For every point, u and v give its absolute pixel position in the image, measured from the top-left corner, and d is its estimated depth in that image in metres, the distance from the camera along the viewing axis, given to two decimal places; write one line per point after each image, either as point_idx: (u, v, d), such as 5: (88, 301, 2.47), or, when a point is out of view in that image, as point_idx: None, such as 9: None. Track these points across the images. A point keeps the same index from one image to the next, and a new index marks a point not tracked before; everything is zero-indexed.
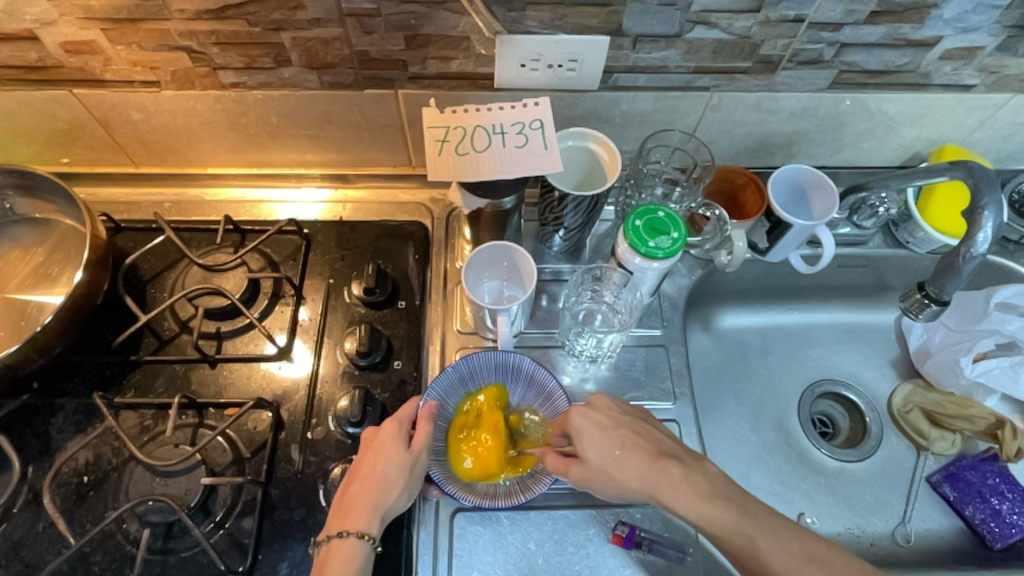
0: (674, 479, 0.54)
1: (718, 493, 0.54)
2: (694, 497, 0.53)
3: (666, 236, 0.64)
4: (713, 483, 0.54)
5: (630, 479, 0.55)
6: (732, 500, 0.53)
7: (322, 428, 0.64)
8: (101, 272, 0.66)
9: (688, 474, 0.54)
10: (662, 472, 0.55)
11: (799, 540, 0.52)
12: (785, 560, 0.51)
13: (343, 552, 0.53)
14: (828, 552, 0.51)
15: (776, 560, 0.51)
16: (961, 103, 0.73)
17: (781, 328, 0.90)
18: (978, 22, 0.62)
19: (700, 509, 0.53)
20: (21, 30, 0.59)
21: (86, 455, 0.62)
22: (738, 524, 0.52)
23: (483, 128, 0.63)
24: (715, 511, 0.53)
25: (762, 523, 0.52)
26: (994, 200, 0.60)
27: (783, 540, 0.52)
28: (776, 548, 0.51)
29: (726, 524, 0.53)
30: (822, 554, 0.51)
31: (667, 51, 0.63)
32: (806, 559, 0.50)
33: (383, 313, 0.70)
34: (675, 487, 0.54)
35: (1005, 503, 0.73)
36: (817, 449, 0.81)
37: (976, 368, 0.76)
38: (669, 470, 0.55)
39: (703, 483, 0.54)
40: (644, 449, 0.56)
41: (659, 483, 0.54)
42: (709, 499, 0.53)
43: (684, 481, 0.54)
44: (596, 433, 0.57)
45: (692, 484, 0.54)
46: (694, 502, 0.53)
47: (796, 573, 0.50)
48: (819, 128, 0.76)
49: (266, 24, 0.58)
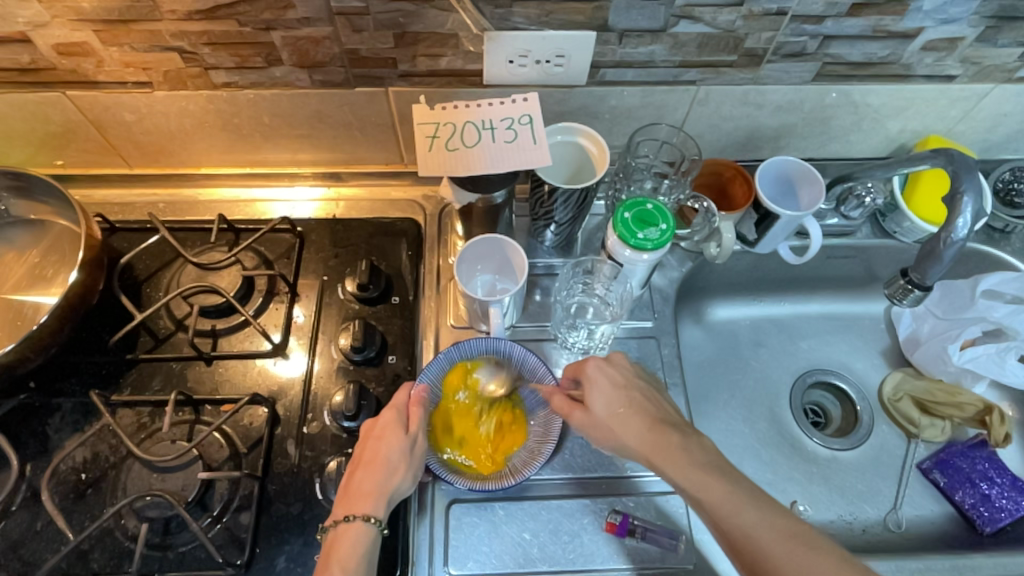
0: (671, 442, 0.56)
1: (709, 463, 0.54)
2: (686, 463, 0.54)
3: (654, 228, 0.64)
4: (707, 454, 0.55)
5: (631, 434, 0.58)
6: (722, 473, 0.53)
7: (317, 423, 0.64)
8: (96, 272, 0.66)
9: (684, 440, 0.56)
10: (661, 433, 0.57)
11: (783, 518, 0.50)
12: (767, 533, 0.49)
13: (350, 535, 0.54)
14: (812, 532, 0.50)
15: (758, 534, 0.49)
16: (944, 94, 0.74)
17: (772, 319, 0.91)
18: (958, 13, 0.63)
19: (690, 475, 0.53)
20: (13, 33, 0.59)
21: (83, 453, 0.62)
22: (724, 495, 0.51)
23: (473, 125, 0.64)
24: (704, 479, 0.53)
25: (750, 497, 0.51)
26: (974, 186, 0.61)
27: (766, 515, 0.50)
28: (761, 519, 0.50)
29: (713, 493, 0.52)
30: (804, 533, 0.49)
31: (653, 46, 0.64)
32: (786, 534, 0.49)
33: (377, 309, 0.71)
34: (671, 449, 0.55)
35: (994, 488, 0.75)
36: (809, 438, 0.82)
37: (964, 356, 0.78)
38: (668, 431, 0.56)
39: (697, 453, 0.54)
40: (648, 412, 0.59)
41: (657, 439, 0.56)
42: (702, 465, 0.53)
43: (680, 443, 0.55)
44: (606, 386, 0.61)
45: (686, 451, 0.55)
46: (685, 467, 0.54)
47: (778, 549, 0.48)
48: (805, 121, 0.77)
49: (257, 24, 0.59)
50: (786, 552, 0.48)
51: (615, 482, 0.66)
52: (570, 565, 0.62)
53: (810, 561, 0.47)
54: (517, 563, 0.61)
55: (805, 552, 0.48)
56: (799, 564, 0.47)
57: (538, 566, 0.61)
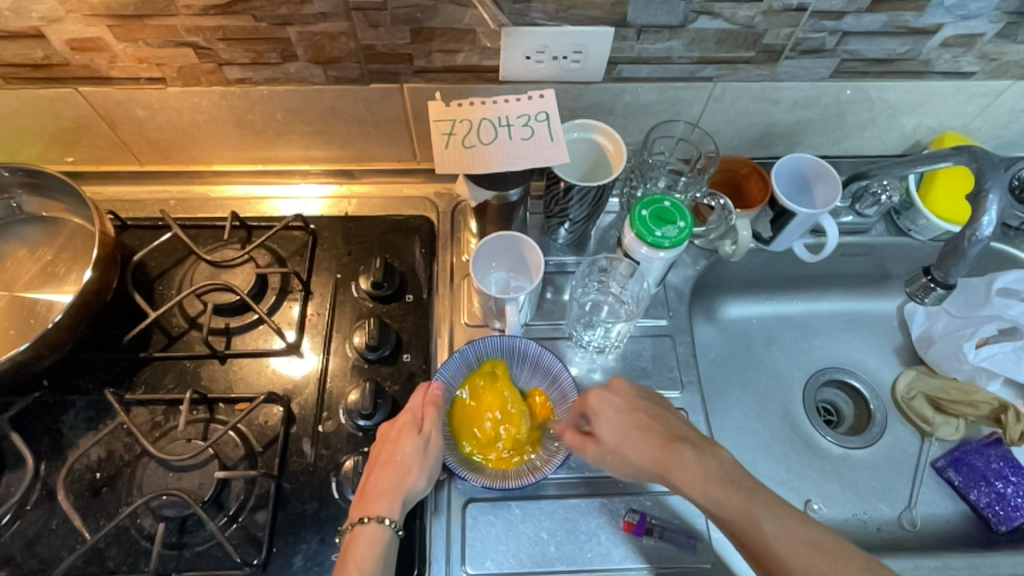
0: (685, 461, 0.55)
1: (727, 476, 0.53)
2: (705, 480, 0.54)
3: (672, 226, 0.64)
4: (725, 467, 0.54)
5: (644, 458, 0.58)
6: (740, 486, 0.53)
7: (333, 422, 0.64)
8: (110, 269, 0.66)
9: (700, 456, 0.55)
10: (675, 453, 0.56)
11: (803, 527, 0.51)
12: (790, 546, 0.50)
13: (365, 537, 0.54)
14: (831, 539, 0.50)
15: (782, 549, 0.50)
16: (961, 90, 0.74)
17: (785, 317, 0.91)
18: (978, 9, 0.62)
19: (710, 492, 0.53)
20: (27, 28, 0.59)
21: (98, 452, 0.62)
22: (744, 510, 0.52)
23: (489, 121, 0.64)
24: (723, 495, 0.53)
25: (769, 510, 0.52)
26: (999, 183, 0.61)
27: (788, 526, 0.51)
28: (782, 533, 0.50)
29: (733, 507, 0.52)
30: (825, 542, 0.50)
31: (671, 41, 0.63)
32: (809, 546, 0.50)
33: (391, 307, 0.71)
34: (686, 466, 0.55)
35: (1010, 486, 0.75)
36: (822, 436, 0.82)
37: (979, 354, 0.77)
38: (682, 450, 0.56)
39: (714, 468, 0.54)
40: (658, 433, 0.58)
41: (672, 462, 0.56)
42: (719, 480, 0.53)
43: (696, 461, 0.55)
44: (611, 414, 0.60)
45: (704, 467, 0.54)
46: (703, 485, 0.53)
47: (803, 561, 0.49)
48: (820, 117, 0.77)
49: (273, 19, 0.59)
50: (812, 565, 0.49)
51: (631, 481, 0.66)
52: (587, 564, 0.61)
53: (835, 572, 0.48)
54: (534, 563, 0.61)
55: (829, 565, 0.49)
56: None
57: (556, 565, 0.61)
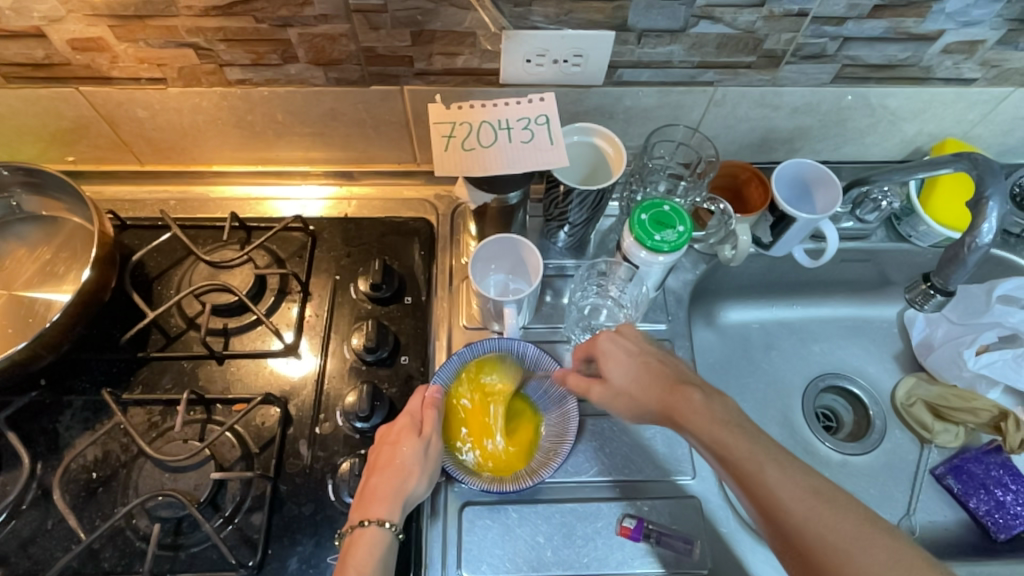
0: (691, 401, 0.54)
1: (731, 421, 0.52)
2: (709, 421, 0.53)
3: (671, 231, 0.64)
4: (730, 413, 0.53)
5: (651, 398, 0.57)
6: (744, 430, 0.51)
7: (329, 424, 0.64)
8: (108, 269, 0.66)
9: (707, 399, 0.54)
10: (681, 394, 0.55)
11: (803, 475, 0.49)
12: (790, 491, 0.47)
13: (366, 540, 0.54)
14: (832, 487, 0.48)
15: (779, 492, 0.48)
16: (962, 97, 0.73)
17: (784, 323, 0.90)
18: (979, 16, 0.62)
19: (714, 433, 0.52)
20: (28, 27, 0.59)
21: (94, 452, 0.62)
22: (747, 453, 0.50)
23: (489, 124, 0.63)
24: (726, 437, 0.51)
25: (770, 456, 0.49)
26: (999, 191, 0.60)
27: (789, 473, 0.48)
28: (783, 478, 0.48)
29: (736, 451, 0.50)
30: (826, 490, 0.48)
31: (671, 46, 0.63)
32: (806, 492, 0.47)
33: (389, 309, 0.71)
34: (690, 406, 0.54)
35: (1009, 494, 0.75)
36: (821, 442, 0.81)
37: (979, 361, 0.77)
38: (688, 393, 0.55)
39: (720, 412, 0.53)
40: (666, 374, 0.58)
41: (677, 402, 0.55)
42: (723, 423, 0.52)
43: (703, 404, 0.53)
44: (622, 357, 0.61)
45: (709, 410, 0.53)
46: (709, 425, 0.52)
47: (800, 505, 0.47)
48: (821, 123, 0.77)
49: (273, 21, 0.59)
50: (809, 510, 0.46)
51: (631, 485, 0.66)
52: (584, 569, 0.61)
53: (833, 517, 0.46)
54: (531, 567, 0.61)
55: (828, 509, 0.46)
56: (823, 521, 0.46)
57: (553, 569, 0.61)
